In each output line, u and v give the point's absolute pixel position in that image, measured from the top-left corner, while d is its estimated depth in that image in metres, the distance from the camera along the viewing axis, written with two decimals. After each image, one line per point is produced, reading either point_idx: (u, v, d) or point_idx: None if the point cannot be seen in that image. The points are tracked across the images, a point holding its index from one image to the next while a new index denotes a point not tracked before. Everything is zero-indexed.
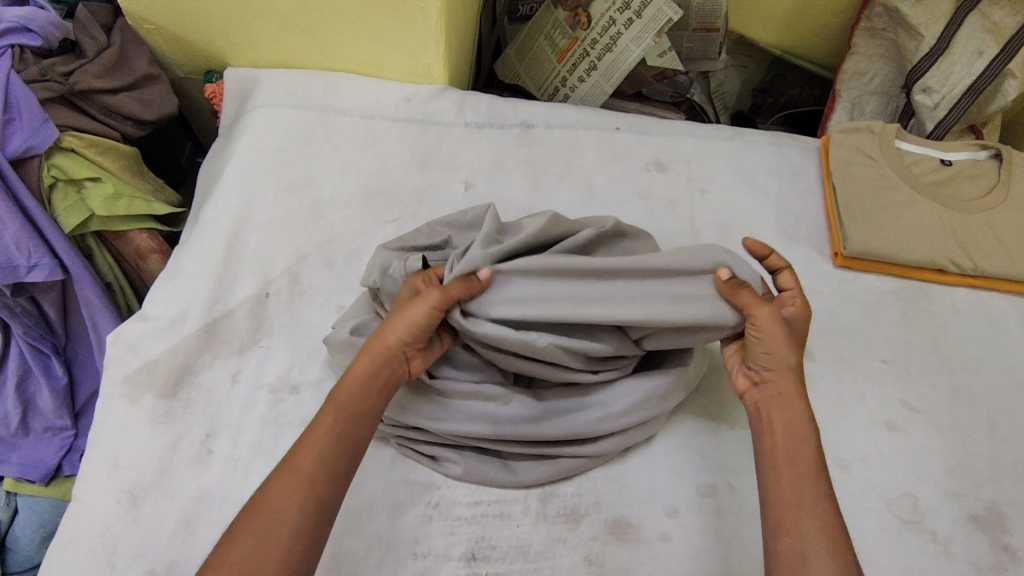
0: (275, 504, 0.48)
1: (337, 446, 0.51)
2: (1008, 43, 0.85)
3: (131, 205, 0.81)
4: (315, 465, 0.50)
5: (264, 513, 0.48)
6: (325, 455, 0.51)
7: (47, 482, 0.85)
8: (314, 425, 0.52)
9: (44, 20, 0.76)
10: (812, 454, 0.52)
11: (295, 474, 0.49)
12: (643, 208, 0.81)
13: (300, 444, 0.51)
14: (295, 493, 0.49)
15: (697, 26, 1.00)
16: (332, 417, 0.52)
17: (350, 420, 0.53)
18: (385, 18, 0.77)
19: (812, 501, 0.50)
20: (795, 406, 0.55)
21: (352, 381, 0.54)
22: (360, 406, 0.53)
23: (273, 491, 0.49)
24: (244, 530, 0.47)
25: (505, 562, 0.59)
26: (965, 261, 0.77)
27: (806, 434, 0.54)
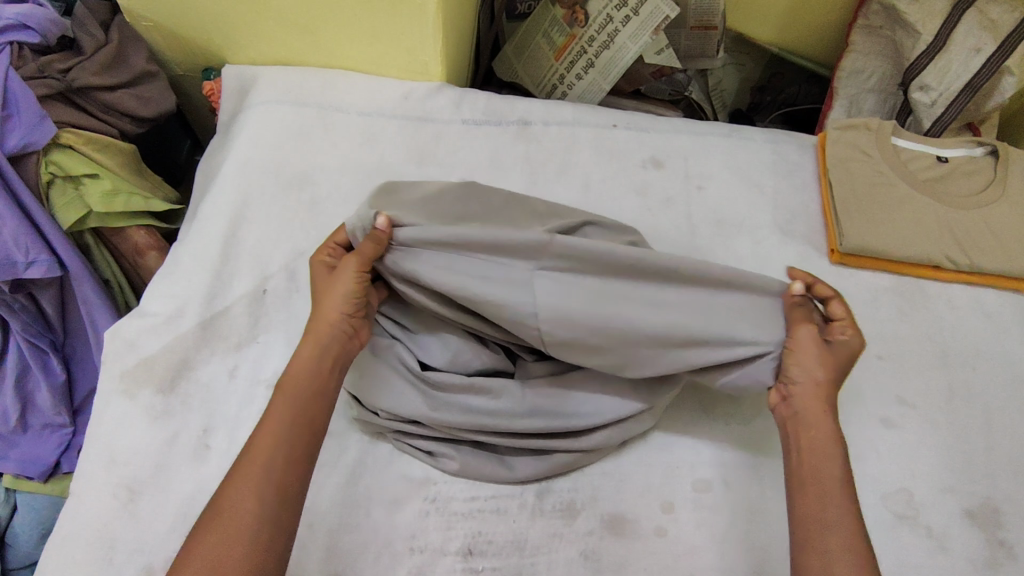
0: (230, 501, 0.49)
1: (286, 433, 0.52)
2: (1006, 39, 0.85)
3: (129, 201, 0.81)
4: (265, 456, 0.50)
5: (222, 512, 0.48)
6: (274, 445, 0.51)
7: (46, 478, 0.85)
8: (263, 420, 0.53)
9: (42, 17, 0.76)
10: (839, 467, 0.53)
11: (247, 469, 0.50)
12: (640, 205, 0.82)
13: (251, 441, 0.52)
14: (248, 486, 0.49)
15: (695, 23, 1.00)
16: (284, 405, 0.53)
17: (301, 406, 0.54)
18: (382, 15, 0.77)
19: (837, 516, 0.51)
20: (823, 427, 0.55)
21: (298, 368, 0.56)
22: (306, 390, 0.54)
23: (228, 491, 0.49)
24: (205, 532, 0.47)
25: (501, 557, 0.59)
26: (961, 258, 0.77)
27: (832, 451, 0.54)
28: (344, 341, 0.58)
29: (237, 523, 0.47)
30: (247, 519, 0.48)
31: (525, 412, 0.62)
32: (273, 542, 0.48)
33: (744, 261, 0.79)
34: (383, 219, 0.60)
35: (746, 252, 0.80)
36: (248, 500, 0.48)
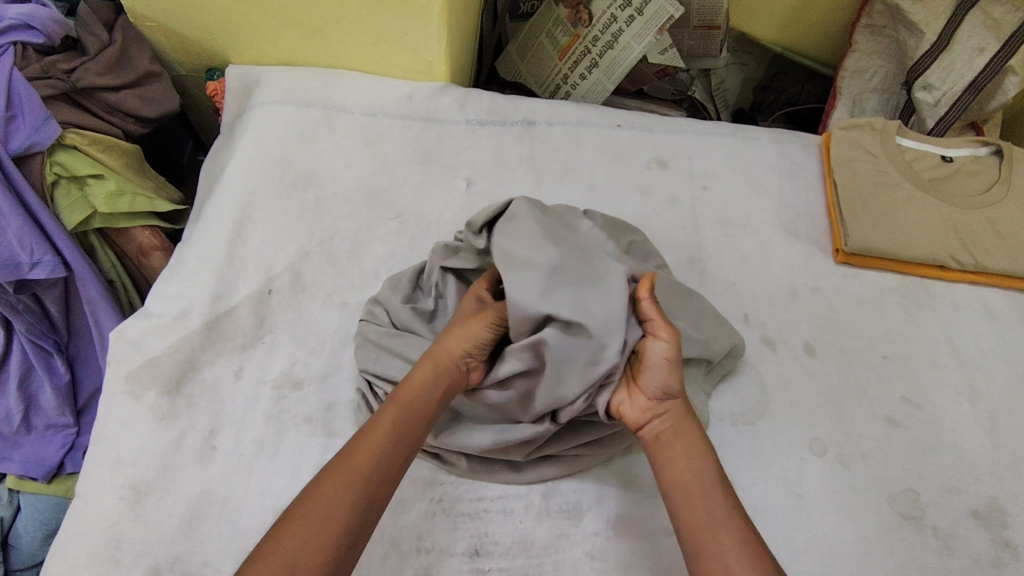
0: (326, 497, 0.50)
1: (385, 452, 0.53)
2: (1009, 40, 0.85)
3: (134, 202, 0.81)
4: (360, 463, 0.52)
5: (316, 508, 0.49)
6: (372, 452, 0.52)
7: (50, 479, 0.85)
8: (372, 424, 0.54)
9: (45, 17, 0.76)
10: (713, 471, 0.54)
11: (353, 475, 0.51)
12: (644, 205, 0.82)
13: (359, 441, 0.53)
14: (342, 491, 0.50)
15: (698, 23, 1.00)
16: (389, 422, 0.54)
17: (402, 429, 0.54)
18: (386, 15, 0.77)
19: (723, 515, 0.52)
20: (692, 434, 0.56)
21: (414, 385, 0.56)
22: (411, 414, 0.55)
23: (327, 486, 0.50)
24: (292, 520, 0.49)
25: (508, 557, 0.59)
26: (965, 256, 0.77)
27: (708, 458, 0.55)
28: (455, 375, 0.58)
29: (328, 524, 0.48)
30: (338, 529, 0.48)
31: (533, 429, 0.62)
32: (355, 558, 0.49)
33: (749, 261, 0.79)
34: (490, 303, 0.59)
35: (751, 253, 0.80)
36: (344, 508, 0.49)
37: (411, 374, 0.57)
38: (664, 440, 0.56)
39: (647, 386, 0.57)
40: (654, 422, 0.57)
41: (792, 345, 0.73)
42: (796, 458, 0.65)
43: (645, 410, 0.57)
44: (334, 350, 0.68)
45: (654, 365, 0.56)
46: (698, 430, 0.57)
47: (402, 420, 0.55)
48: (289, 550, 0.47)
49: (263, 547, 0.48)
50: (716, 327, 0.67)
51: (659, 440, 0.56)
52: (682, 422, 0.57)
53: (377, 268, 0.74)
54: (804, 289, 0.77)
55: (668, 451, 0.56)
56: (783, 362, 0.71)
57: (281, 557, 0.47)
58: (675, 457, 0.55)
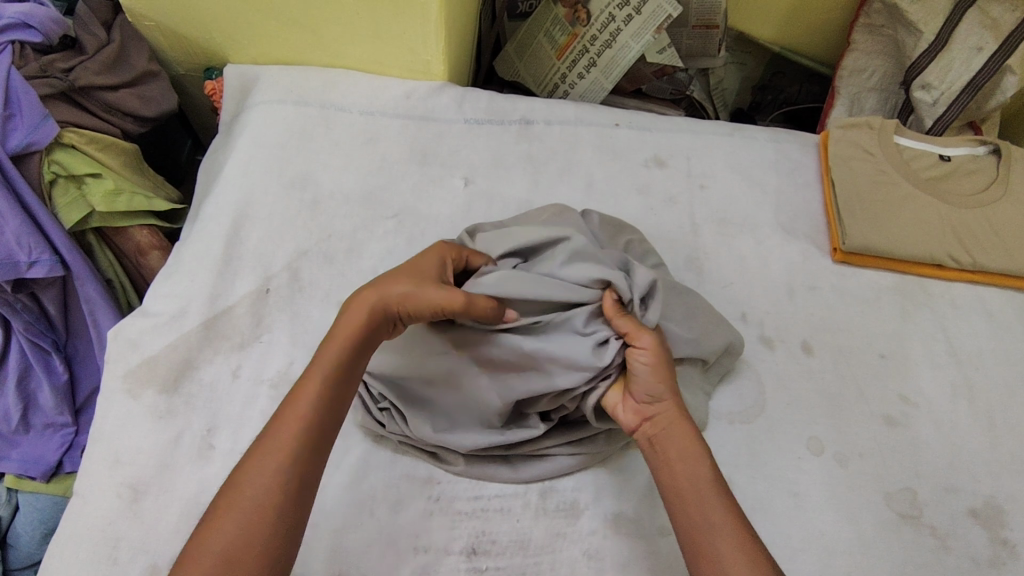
0: (254, 476, 0.48)
1: (316, 417, 0.51)
2: (1007, 39, 0.85)
3: (131, 201, 0.81)
4: (287, 434, 0.50)
5: (247, 490, 0.48)
6: (300, 420, 0.51)
7: (48, 478, 0.85)
8: (300, 387, 0.52)
9: (44, 16, 0.76)
10: (707, 470, 0.53)
11: (278, 450, 0.49)
12: (642, 204, 0.82)
13: (281, 412, 0.52)
14: (272, 465, 0.49)
15: (696, 23, 1.00)
16: (319, 383, 0.52)
17: (331, 390, 0.53)
18: (385, 14, 0.77)
19: (718, 516, 0.50)
20: (681, 429, 0.56)
21: (336, 344, 0.54)
22: (341, 374, 0.53)
23: (252, 465, 0.49)
24: (226, 505, 0.47)
25: (506, 556, 0.59)
26: (963, 256, 0.77)
27: (697, 451, 0.55)
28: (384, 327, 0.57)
29: (258, 502, 0.47)
30: (270, 504, 0.47)
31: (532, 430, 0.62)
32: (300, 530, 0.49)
33: (747, 260, 0.79)
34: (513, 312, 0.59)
35: (749, 252, 0.80)
36: (272, 483, 0.48)
37: (340, 324, 0.55)
38: (658, 443, 0.56)
39: (633, 392, 0.58)
40: (645, 426, 0.57)
41: (789, 344, 0.73)
42: (794, 457, 0.65)
43: (633, 413, 0.58)
44: None
45: (637, 369, 0.57)
46: (693, 430, 0.56)
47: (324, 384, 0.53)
48: (222, 537, 0.46)
49: (197, 538, 0.47)
50: (713, 326, 0.67)
51: (650, 444, 0.56)
52: (672, 420, 0.56)
53: (375, 267, 0.74)
54: (801, 288, 0.77)
55: (659, 455, 0.56)
56: (780, 361, 0.72)
57: (214, 544, 0.46)
58: (667, 460, 0.55)
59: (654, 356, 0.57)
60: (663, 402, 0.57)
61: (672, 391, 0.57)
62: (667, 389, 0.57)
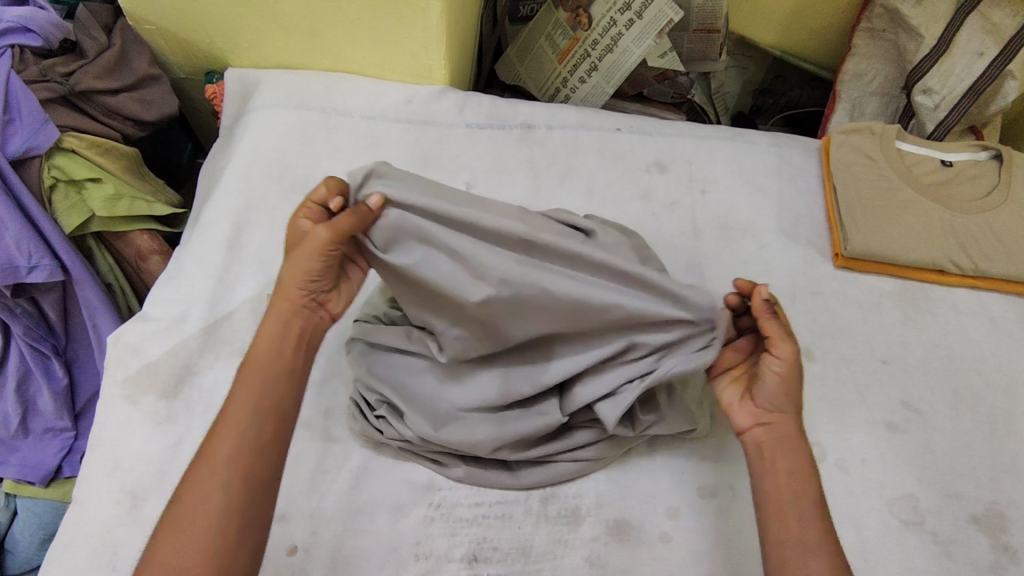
0: (197, 495, 0.49)
1: (249, 424, 0.51)
2: (1009, 43, 0.85)
3: (132, 206, 0.81)
4: (222, 447, 0.50)
5: (189, 503, 0.48)
6: (235, 432, 0.51)
7: (47, 483, 0.85)
8: (230, 399, 0.53)
9: (44, 20, 0.76)
10: (814, 493, 0.53)
11: (220, 466, 0.49)
12: (644, 209, 0.81)
13: (218, 425, 0.52)
14: (211, 477, 0.49)
15: (698, 27, 1.01)
16: (247, 391, 0.52)
17: (264, 395, 0.53)
18: (386, 18, 0.77)
19: (817, 541, 0.51)
20: (797, 450, 0.55)
21: (259, 352, 0.55)
22: (269, 380, 0.53)
23: (193, 481, 0.49)
24: (174, 521, 0.48)
25: (507, 563, 0.58)
26: (965, 262, 0.77)
27: (807, 476, 0.54)
28: (301, 314, 0.57)
29: (205, 522, 0.48)
30: (217, 521, 0.48)
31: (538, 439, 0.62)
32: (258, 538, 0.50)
33: (748, 265, 0.79)
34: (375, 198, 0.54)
35: (751, 257, 0.79)
36: (214, 499, 0.48)
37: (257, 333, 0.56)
38: (766, 451, 0.55)
39: (758, 398, 0.56)
40: (758, 430, 0.57)
41: None
42: None
43: (750, 416, 0.57)
44: (332, 354, 0.69)
45: (768, 375, 0.56)
46: (806, 450, 0.55)
47: (261, 389, 0.53)
48: (171, 552, 0.47)
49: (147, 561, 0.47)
50: None
51: (759, 449, 0.56)
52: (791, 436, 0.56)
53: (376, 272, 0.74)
54: (803, 293, 0.77)
55: (769, 461, 0.55)
56: None
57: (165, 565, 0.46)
58: (777, 472, 0.54)
59: (789, 370, 0.55)
60: (785, 415, 0.56)
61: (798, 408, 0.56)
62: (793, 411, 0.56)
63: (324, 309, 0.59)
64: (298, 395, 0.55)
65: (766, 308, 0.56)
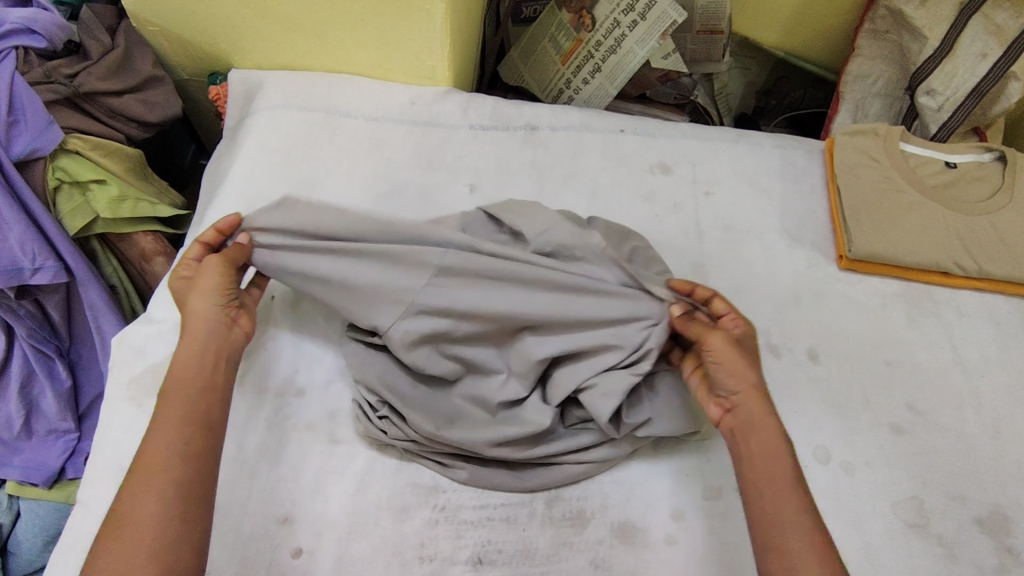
0: (128, 506, 0.49)
1: (177, 431, 0.53)
2: (1011, 46, 0.84)
3: (136, 207, 0.81)
4: (155, 455, 0.51)
5: (127, 513, 0.49)
6: (166, 439, 0.52)
7: (51, 484, 0.85)
8: (154, 416, 0.54)
9: (47, 21, 0.76)
10: (790, 472, 0.53)
11: (151, 472, 0.50)
12: (648, 211, 0.81)
13: (145, 439, 0.52)
14: (148, 485, 0.50)
15: (702, 27, 1.00)
16: (173, 405, 0.54)
17: (189, 404, 0.54)
18: (390, 19, 0.77)
19: (793, 517, 0.50)
20: (767, 424, 0.55)
21: (177, 372, 0.56)
22: (191, 392, 0.55)
23: (127, 492, 0.50)
24: (111, 535, 0.48)
25: (511, 565, 0.58)
26: (969, 264, 0.77)
27: (781, 452, 0.54)
28: (217, 330, 0.59)
29: (139, 529, 0.48)
30: (156, 520, 0.48)
31: (539, 440, 0.63)
32: (199, 539, 0.50)
33: (752, 267, 0.79)
34: (242, 237, 0.65)
35: (755, 259, 0.79)
36: (149, 502, 0.49)
37: (173, 360, 0.57)
38: (738, 435, 0.56)
39: (715, 385, 0.58)
40: (726, 417, 0.58)
41: (796, 351, 0.73)
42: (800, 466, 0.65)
43: (717, 406, 0.59)
44: (336, 356, 0.68)
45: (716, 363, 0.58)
46: (778, 426, 0.55)
47: (185, 402, 0.55)
48: (112, 560, 0.47)
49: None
50: None
51: (733, 435, 0.57)
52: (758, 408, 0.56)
53: None
54: (807, 295, 0.77)
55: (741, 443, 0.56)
56: (786, 368, 0.71)
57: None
58: (754, 452, 0.55)
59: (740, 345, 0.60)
60: (744, 392, 0.57)
61: (756, 384, 0.57)
62: (750, 381, 0.57)
63: (237, 325, 0.61)
64: (223, 407, 0.57)
65: (687, 315, 0.61)
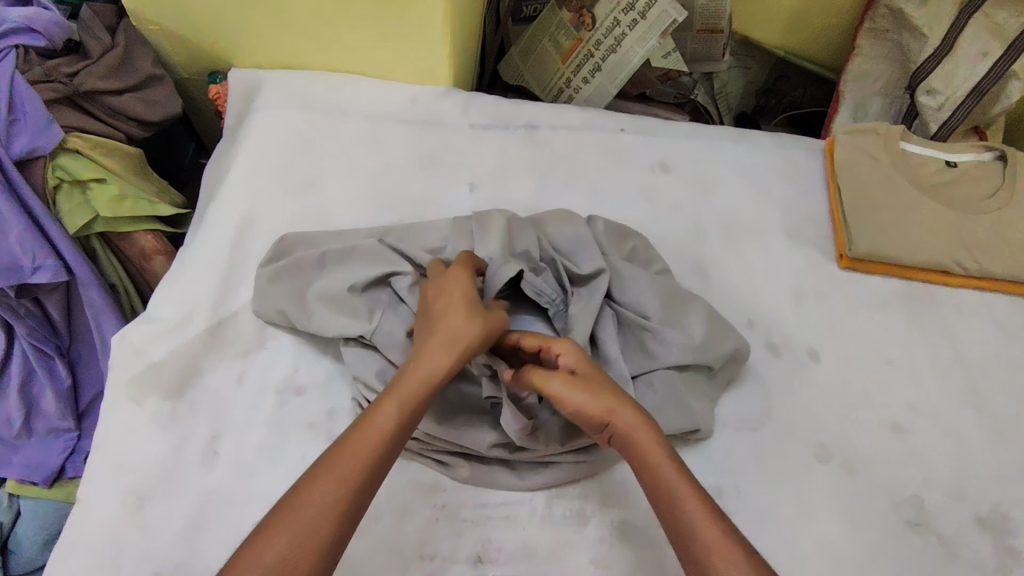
0: (318, 500, 0.45)
1: (384, 446, 0.48)
2: (1013, 44, 0.85)
3: (137, 207, 0.81)
4: (365, 464, 0.47)
5: (302, 516, 0.44)
6: (373, 449, 0.48)
7: (51, 484, 0.85)
8: (371, 415, 0.49)
9: (48, 20, 0.76)
10: (683, 481, 0.49)
11: (346, 476, 0.46)
12: (648, 209, 0.81)
13: (351, 438, 0.48)
14: (336, 490, 0.45)
15: (701, 27, 1.00)
16: (391, 412, 0.50)
17: (405, 422, 0.50)
18: (391, 18, 0.77)
19: (700, 532, 0.46)
20: (642, 436, 0.51)
21: (419, 373, 0.52)
22: (413, 411, 0.51)
23: (314, 487, 0.45)
24: (275, 533, 0.43)
25: (512, 564, 0.58)
26: (970, 262, 0.77)
27: (663, 460, 0.50)
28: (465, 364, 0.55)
29: (320, 536, 0.44)
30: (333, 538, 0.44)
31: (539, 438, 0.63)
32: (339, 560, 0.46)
33: (753, 266, 0.79)
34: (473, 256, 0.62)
35: (755, 258, 0.79)
36: (333, 515, 0.44)
37: (417, 369, 0.52)
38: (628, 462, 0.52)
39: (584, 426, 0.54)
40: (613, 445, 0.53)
41: (796, 350, 0.73)
42: (801, 464, 0.65)
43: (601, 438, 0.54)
44: (336, 355, 0.68)
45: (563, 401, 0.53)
46: (652, 438, 0.51)
47: (394, 416, 0.50)
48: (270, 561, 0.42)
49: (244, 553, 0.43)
50: (719, 333, 0.67)
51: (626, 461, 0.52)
52: (629, 427, 0.51)
53: None
54: (807, 294, 0.77)
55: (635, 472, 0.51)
56: (786, 367, 0.71)
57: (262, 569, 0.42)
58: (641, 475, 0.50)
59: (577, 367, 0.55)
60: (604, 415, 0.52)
61: (611, 402, 0.52)
62: (603, 405, 0.52)
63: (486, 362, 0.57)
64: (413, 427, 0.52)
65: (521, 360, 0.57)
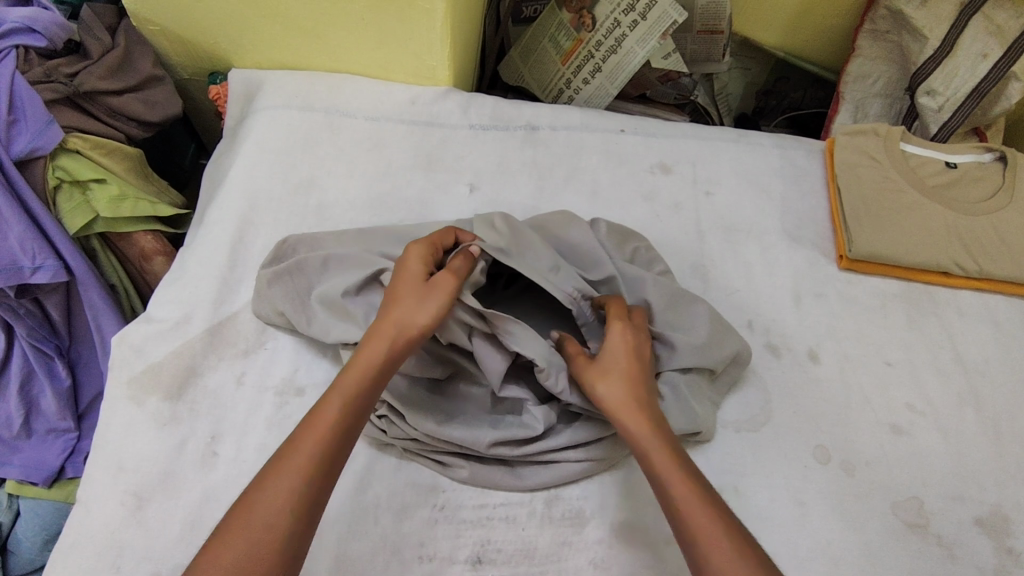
0: (266, 496, 0.46)
1: (333, 437, 0.49)
2: (1012, 46, 0.84)
3: (136, 207, 0.81)
4: (313, 456, 0.47)
5: (259, 512, 0.45)
6: (323, 441, 0.48)
7: (51, 484, 0.85)
8: (319, 408, 0.50)
9: (48, 20, 0.76)
10: (666, 458, 0.51)
11: (298, 469, 0.47)
12: (648, 210, 0.81)
13: (300, 433, 0.49)
14: (288, 484, 0.46)
15: (702, 28, 1.00)
16: (337, 403, 0.50)
17: (353, 410, 0.50)
18: (390, 19, 0.77)
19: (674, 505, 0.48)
20: (633, 419, 0.54)
21: (361, 363, 0.52)
22: (358, 401, 0.51)
23: (268, 484, 0.46)
24: (234, 531, 0.44)
25: (511, 565, 0.58)
26: (969, 264, 0.77)
27: (651, 439, 0.52)
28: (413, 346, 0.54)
29: (274, 530, 0.44)
30: (287, 531, 0.45)
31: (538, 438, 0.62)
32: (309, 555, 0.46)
33: (753, 267, 0.79)
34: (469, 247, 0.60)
35: (755, 259, 0.79)
36: (286, 509, 0.45)
37: (356, 358, 0.53)
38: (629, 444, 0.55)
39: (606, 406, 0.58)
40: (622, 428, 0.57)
41: (796, 352, 0.73)
42: (800, 465, 0.65)
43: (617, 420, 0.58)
44: (336, 355, 0.68)
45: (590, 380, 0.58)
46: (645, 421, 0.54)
47: (347, 406, 0.50)
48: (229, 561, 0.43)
49: (202, 554, 0.44)
50: (720, 334, 0.67)
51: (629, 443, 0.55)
52: (623, 410, 0.55)
53: None
54: (807, 295, 0.77)
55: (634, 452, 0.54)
56: (786, 369, 0.71)
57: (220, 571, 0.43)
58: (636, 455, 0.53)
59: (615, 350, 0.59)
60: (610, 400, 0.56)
61: (618, 388, 0.56)
62: (610, 390, 0.56)
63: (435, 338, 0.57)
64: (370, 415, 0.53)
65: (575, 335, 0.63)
